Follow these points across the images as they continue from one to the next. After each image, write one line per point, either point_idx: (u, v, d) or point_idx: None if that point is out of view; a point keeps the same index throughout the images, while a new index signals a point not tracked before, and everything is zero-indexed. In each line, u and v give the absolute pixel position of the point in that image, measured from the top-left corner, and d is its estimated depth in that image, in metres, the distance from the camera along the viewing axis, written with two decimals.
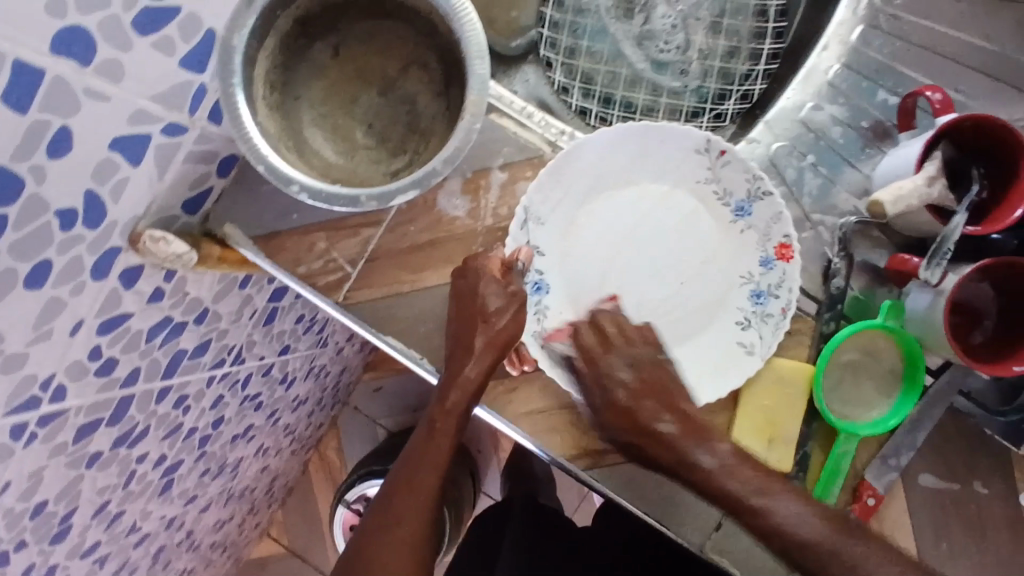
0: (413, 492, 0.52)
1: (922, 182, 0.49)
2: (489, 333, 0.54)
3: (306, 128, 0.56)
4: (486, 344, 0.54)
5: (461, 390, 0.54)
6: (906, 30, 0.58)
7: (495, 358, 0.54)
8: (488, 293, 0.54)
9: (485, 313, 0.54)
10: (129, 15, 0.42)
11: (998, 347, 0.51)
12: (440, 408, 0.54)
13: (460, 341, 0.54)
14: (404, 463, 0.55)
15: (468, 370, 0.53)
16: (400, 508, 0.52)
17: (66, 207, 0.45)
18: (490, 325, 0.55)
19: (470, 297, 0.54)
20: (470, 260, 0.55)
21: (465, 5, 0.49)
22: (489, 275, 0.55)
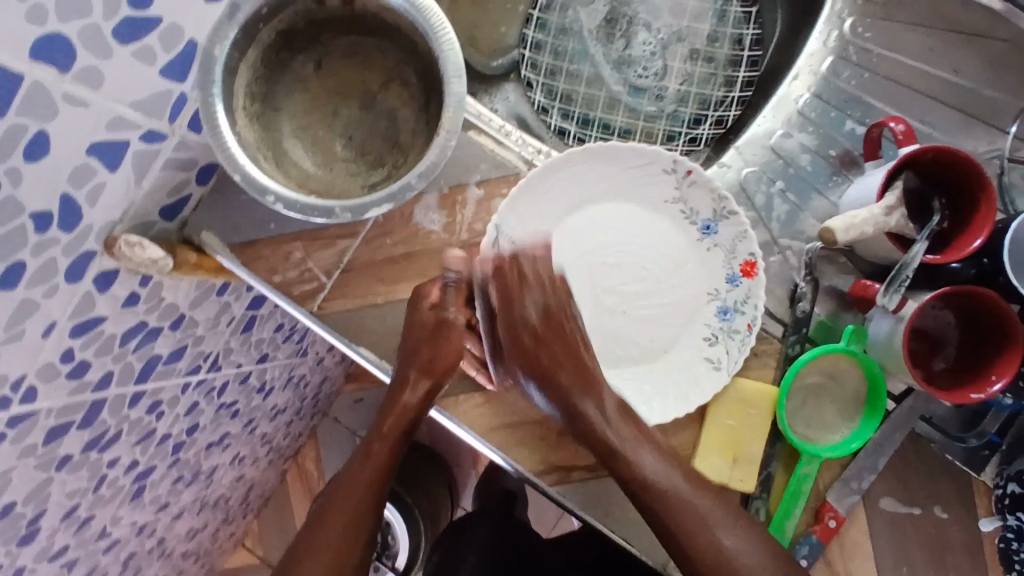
0: (345, 511, 0.56)
1: (880, 212, 0.50)
2: (439, 355, 0.57)
3: (286, 139, 0.57)
4: (422, 371, 0.57)
5: (399, 415, 0.59)
6: (874, 63, 0.60)
7: (431, 385, 0.57)
8: (427, 318, 0.57)
9: (435, 336, 0.58)
10: (110, 24, 0.43)
11: (958, 373, 0.52)
12: (378, 432, 0.60)
13: (401, 367, 0.58)
14: (341, 480, 0.58)
15: (406, 398, 0.58)
16: (331, 527, 0.55)
17: (41, 210, 0.45)
18: (432, 349, 0.58)
19: (412, 321, 0.57)
20: (418, 286, 0.57)
21: (444, 25, 0.51)
22: (433, 300, 0.57)
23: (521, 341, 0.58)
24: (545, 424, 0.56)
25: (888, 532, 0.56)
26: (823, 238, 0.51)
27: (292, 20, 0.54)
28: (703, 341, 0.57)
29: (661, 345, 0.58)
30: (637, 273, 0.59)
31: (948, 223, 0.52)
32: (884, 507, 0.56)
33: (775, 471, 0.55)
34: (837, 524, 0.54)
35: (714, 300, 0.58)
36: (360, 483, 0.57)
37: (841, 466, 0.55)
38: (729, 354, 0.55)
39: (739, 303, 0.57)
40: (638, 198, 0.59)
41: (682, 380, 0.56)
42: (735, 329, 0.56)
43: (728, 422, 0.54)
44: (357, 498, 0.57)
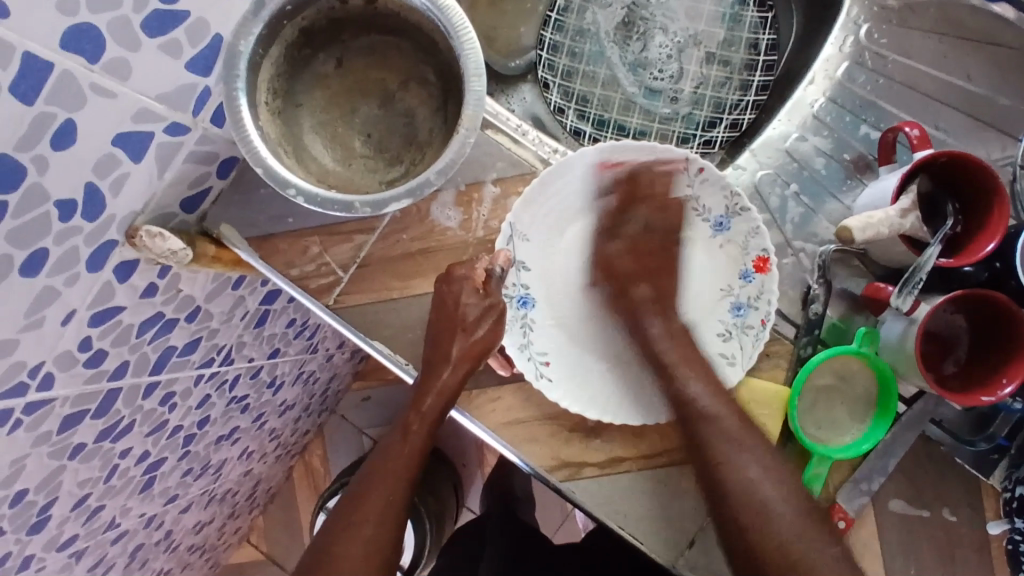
0: (382, 497, 0.54)
1: (895, 213, 0.50)
2: (469, 341, 0.56)
3: (306, 135, 0.58)
4: (464, 353, 0.56)
5: (438, 395, 0.56)
6: (889, 69, 0.60)
7: (470, 367, 0.56)
8: (468, 304, 0.55)
9: (465, 323, 0.56)
10: (138, 17, 0.44)
11: (968, 376, 0.53)
12: (417, 411, 0.57)
13: (439, 348, 0.56)
14: (374, 467, 0.56)
15: (445, 377, 0.56)
16: (368, 515, 0.53)
17: (65, 198, 0.46)
18: (469, 334, 0.56)
19: (451, 305, 0.55)
20: (452, 268, 0.56)
21: (466, 24, 0.51)
22: (472, 286, 0.55)
23: (533, 335, 0.58)
24: (557, 420, 0.56)
25: (896, 534, 0.56)
26: (841, 236, 0.52)
27: (315, 17, 0.55)
28: (717, 336, 0.58)
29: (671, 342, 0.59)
30: (643, 271, 0.60)
31: (961, 227, 0.52)
32: (892, 509, 0.56)
33: None
34: (847, 525, 0.54)
35: (727, 296, 0.58)
36: (399, 469, 0.55)
37: (851, 468, 0.55)
38: (743, 349, 0.56)
39: (753, 299, 0.57)
40: (647, 196, 0.60)
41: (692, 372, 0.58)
42: (749, 324, 0.56)
43: None
44: (392, 484, 0.55)
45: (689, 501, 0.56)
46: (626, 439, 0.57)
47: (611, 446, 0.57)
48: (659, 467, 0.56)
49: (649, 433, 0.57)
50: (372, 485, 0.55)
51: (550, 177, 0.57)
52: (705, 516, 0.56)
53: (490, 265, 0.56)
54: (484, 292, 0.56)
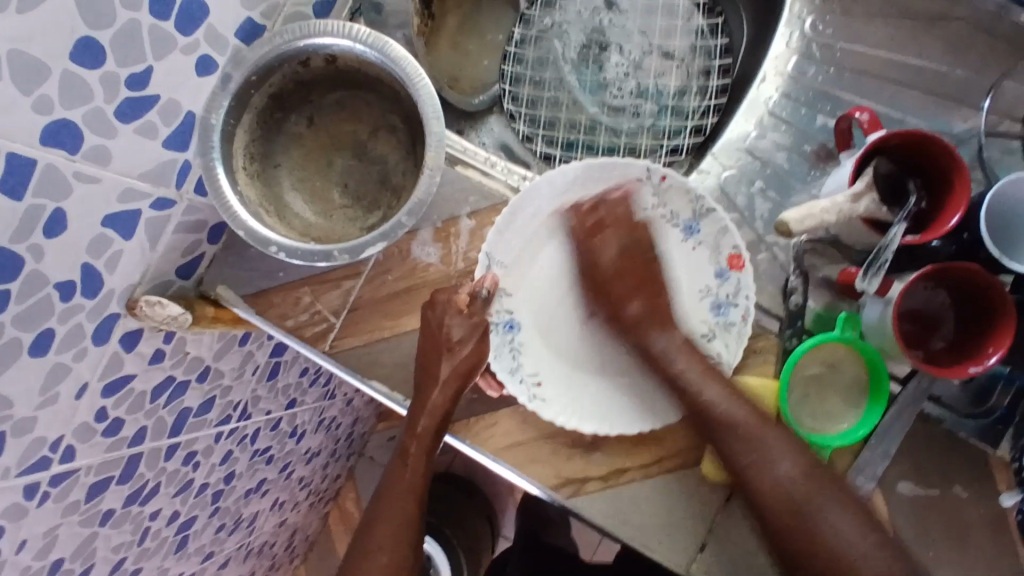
0: (395, 520, 0.58)
1: (847, 200, 0.51)
2: (455, 362, 0.58)
3: (286, 193, 0.61)
4: (452, 372, 0.58)
5: (430, 416, 0.58)
6: (838, 57, 0.61)
7: (460, 385, 0.58)
8: (452, 324, 0.57)
9: (449, 342, 0.58)
10: (112, 106, 0.47)
11: (958, 350, 0.53)
12: (413, 434, 0.59)
13: (428, 370, 0.58)
14: (383, 491, 0.60)
15: (434, 398, 0.57)
16: (381, 538, 0.58)
17: (64, 280, 0.49)
18: (456, 352, 0.58)
19: (434, 330, 0.57)
20: (435, 293, 0.58)
21: (419, 71, 0.54)
22: (455, 306, 0.57)
23: (523, 360, 0.59)
24: (555, 437, 0.58)
25: (908, 516, 0.56)
26: (783, 231, 0.53)
27: (280, 83, 0.58)
28: (703, 338, 0.60)
29: None
30: (618, 280, 0.61)
31: (926, 203, 0.53)
32: (901, 491, 0.56)
33: None
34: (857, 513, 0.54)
35: (707, 296, 0.60)
36: (406, 488, 0.59)
37: (853, 454, 0.56)
38: (727, 347, 0.58)
39: (731, 295, 0.58)
40: (616, 209, 0.61)
41: None
42: (731, 322, 0.58)
43: None
44: (404, 506, 0.59)
45: (695, 503, 0.56)
46: (625, 448, 0.58)
47: (609, 458, 0.57)
48: (661, 474, 0.57)
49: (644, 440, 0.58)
50: (383, 512, 0.59)
51: (518, 205, 0.59)
52: (713, 518, 0.56)
53: (471, 286, 0.58)
54: (468, 313, 0.58)
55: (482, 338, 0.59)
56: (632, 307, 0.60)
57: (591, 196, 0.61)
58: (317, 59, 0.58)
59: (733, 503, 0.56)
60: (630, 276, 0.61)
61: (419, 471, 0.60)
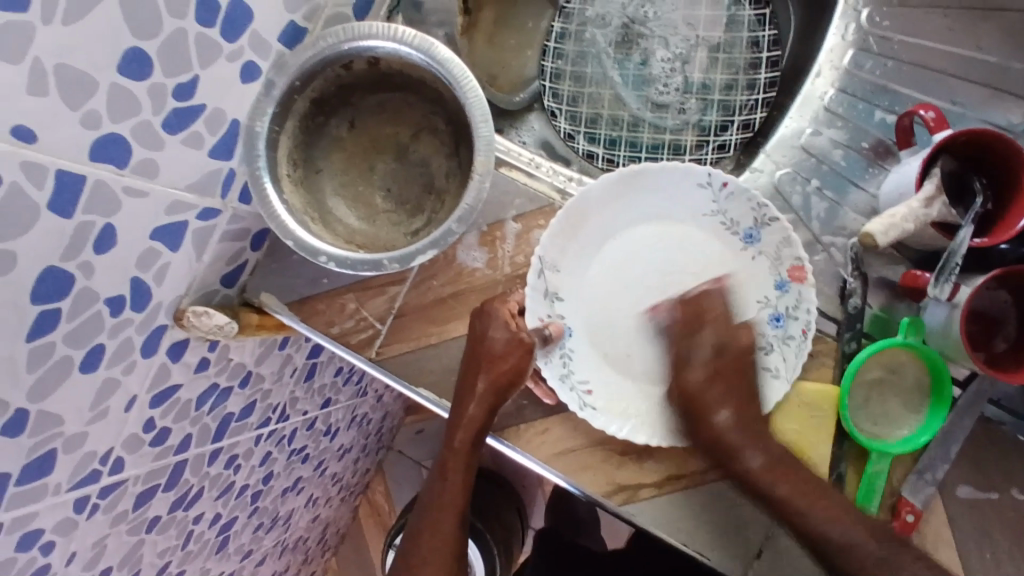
0: (435, 537, 0.59)
1: (919, 205, 0.49)
2: (494, 372, 0.57)
3: (329, 198, 0.60)
4: (490, 385, 0.57)
5: (466, 430, 0.58)
6: (897, 49, 0.59)
7: (497, 399, 0.57)
8: (495, 334, 0.57)
9: (492, 354, 0.57)
10: (159, 118, 0.46)
11: (1022, 352, 0.51)
12: (451, 449, 0.59)
13: (467, 382, 0.57)
14: (423, 509, 0.60)
15: (470, 411, 0.57)
16: (427, 548, 0.59)
17: (114, 295, 0.49)
18: (496, 364, 0.57)
19: (478, 339, 0.57)
20: (486, 303, 0.58)
21: (465, 73, 0.53)
22: (505, 314, 0.57)
23: (574, 366, 0.59)
24: (607, 444, 0.57)
25: (968, 519, 0.55)
26: (863, 242, 0.51)
27: (323, 86, 0.57)
28: (759, 350, 0.57)
29: None
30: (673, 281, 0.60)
31: (992, 203, 0.51)
32: (961, 496, 0.55)
33: (846, 471, 0.55)
34: (916, 518, 0.54)
35: (765, 308, 0.58)
36: (448, 502, 0.59)
37: (913, 460, 0.55)
38: (787, 362, 0.56)
39: (791, 309, 0.57)
40: (673, 211, 0.60)
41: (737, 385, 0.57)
42: (791, 335, 0.56)
43: (792, 428, 0.55)
44: (445, 523, 0.59)
45: (752, 510, 0.56)
46: (678, 455, 0.57)
47: (664, 465, 0.57)
48: (715, 481, 0.56)
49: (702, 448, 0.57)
50: (427, 535, 0.59)
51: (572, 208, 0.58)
52: (770, 524, 0.56)
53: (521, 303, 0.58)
54: (515, 326, 0.57)
55: (526, 353, 0.57)
56: (702, 352, 0.56)
57: (645, 199, 0.60)
58: (360, 62, 0.56)
59: None
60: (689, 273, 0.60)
61: (459, 481, 0.60)
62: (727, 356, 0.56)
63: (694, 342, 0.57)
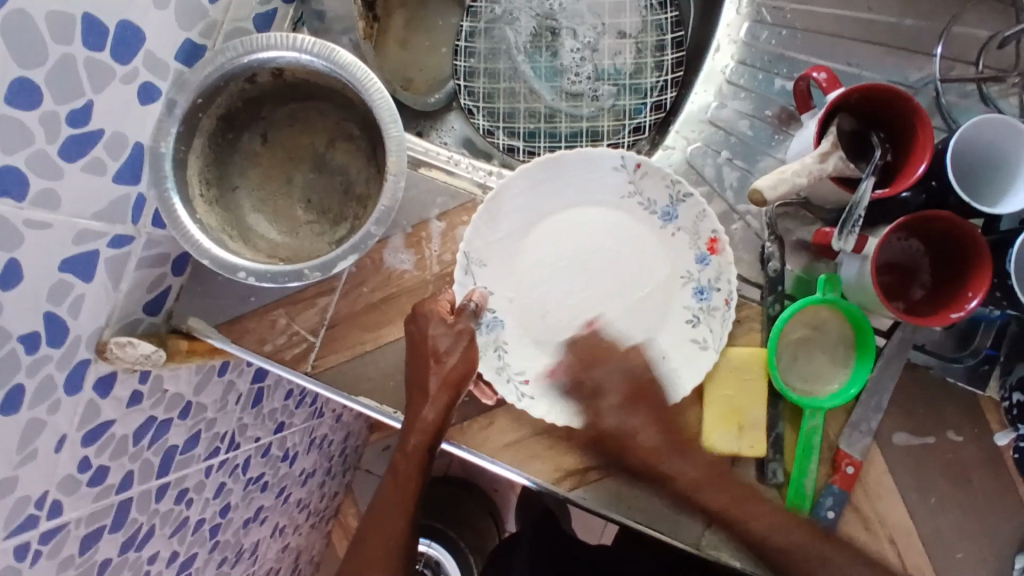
0: (382, 539, 0.58)
1: (814, 161, 0.51)
2: (444, 372, 0.55)
3: (248, 215, 0.59)
4: (441, 385, 0.55)
5: (421, 434, 0.56)
6: (790, 18, 0.61)
7: (450, 398, 0.55)
8: (437, 334, 0.55)
9: (437, 353, 0.55)
10: (55, 146, 0.45)
11: (935, 297, 0.53)
12: (404, 453, 0.57)
13: (416, 384, 0.56)
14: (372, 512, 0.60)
15: (425, 414, 0.55)
16: (374, 552, 0.58)
17: (28, 331, 0.47)
18: (443, 363, 0.55)
19: (420, 339, 0.56)
20: (417, 306, 0.57)
21: (370, 76, 0.53)
22: (440, 314, 0.56)
23: (509, 358, 0.59)
24: (551, 432, 0.57)
25: (906, 465, 0.57)
26: (754, 199, 0.52)
27: (229, 102, 0.56)
28: (687, 323, 0.59)
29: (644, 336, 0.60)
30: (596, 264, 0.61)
31: (891, 155, 0.53)
32: (896, 443, 0.57)
33: (784, 431, 0.56)
34: (856, 469, 0.55)
35: (689, 282, 0.59)
36: (399, 507, 0.59)
37: (846, 413, 0.57)
38: (714, 331, 0.57)
39: (713, 280, 0.58)
40: (595, 196, 0.61)
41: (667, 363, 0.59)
42: (714, 306, 0.58)
43: (725, 393, 0.56)
44: (391, 530, 0.58)
45: None
46: None
47: None
48: None
49: None
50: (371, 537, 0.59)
51: (495, 202, 0.59)
52: None
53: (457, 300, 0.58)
54: (453, 321, 0.57)
55: (470, 344, 0.57)
56: (612, 396, 0.56)
57: (566, 187, 0.61)
58: (264, 74, 0.56)
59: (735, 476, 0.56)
60: (650, 400, 0.56)
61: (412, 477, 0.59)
62: (636, 381, 0.57)
63: (593, 372, 0.58)
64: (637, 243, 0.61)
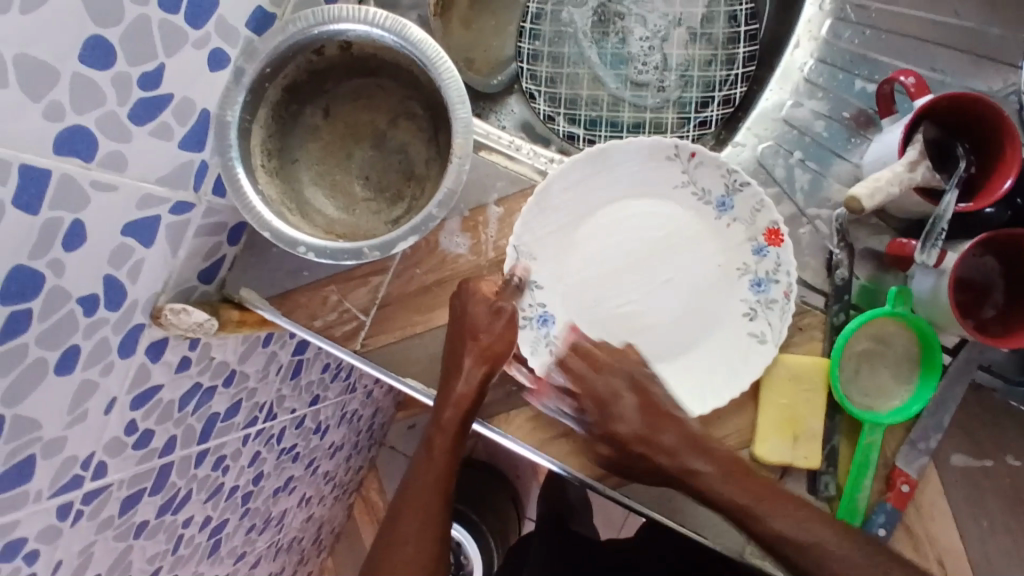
0: (416, 517, 0.55)
1: (903, 169, 0.49)
2: (483, 347, 0.56)
3: (306, 189, 0.59)
4: (477, 359, 0.55)
5: (455, 408, 0.55)
6: (874, 18, 0.59)
7: (488, 371, 0.55)
8: (475, 310, 0.56)
9: (475, 329, 0.55)
10: (126, 109, 0.45)
11: (1008, 319, 0.51)
12: (437, 425, 0.56)
13: (453, 361, 0.56)
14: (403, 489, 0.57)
15: (459, 388, 0.55)
16: (407, 532, 0.55)
17: (87, 294, 0.47)
18: (482, 340, 0.56)
19: (460, 316, 0.56)
20: (462, 283, 0.57)
21: (441, 54, 0.52)
22: (481, 295, 0.56)
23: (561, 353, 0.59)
24: None
25: (963, 488, 0.55)
26: (849, 207, 0.49)
27: (295, 74, 0.56)
28: (743, 318, 0.58)
29: (699, 330, 0.58)
30: (648, 257, 0.59)
31: (975, 167, 0.51)
32: (953, 464, 0.55)
33: (839, 443, 0.55)
34: (911, 488, 0.54)
35: (745, 275, 0.58)
36: (431, 484, 0.56)
37: (905, 430, 0.55)
38: (772, 326, 0.56)
39: (771, 272, 0.57)
40: (648, 186, 0.60)
41: (718, 358, 0.57)
42: (773, 299, 0.57)
43: (783, 402, 0.54)
44: (426, 503, 0.56)
45: None
46: None
47: None
48: None
49: (695, 426, 0.56)
50: (402, 512, 0.56)
51: (547, 191, 0.57)
52: None
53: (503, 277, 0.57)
54: (495, 300, 0.56)
55: (509, 323, 0.57)
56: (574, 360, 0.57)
57: (620, 175, 0.59)
58: (332, 47, 0.55)
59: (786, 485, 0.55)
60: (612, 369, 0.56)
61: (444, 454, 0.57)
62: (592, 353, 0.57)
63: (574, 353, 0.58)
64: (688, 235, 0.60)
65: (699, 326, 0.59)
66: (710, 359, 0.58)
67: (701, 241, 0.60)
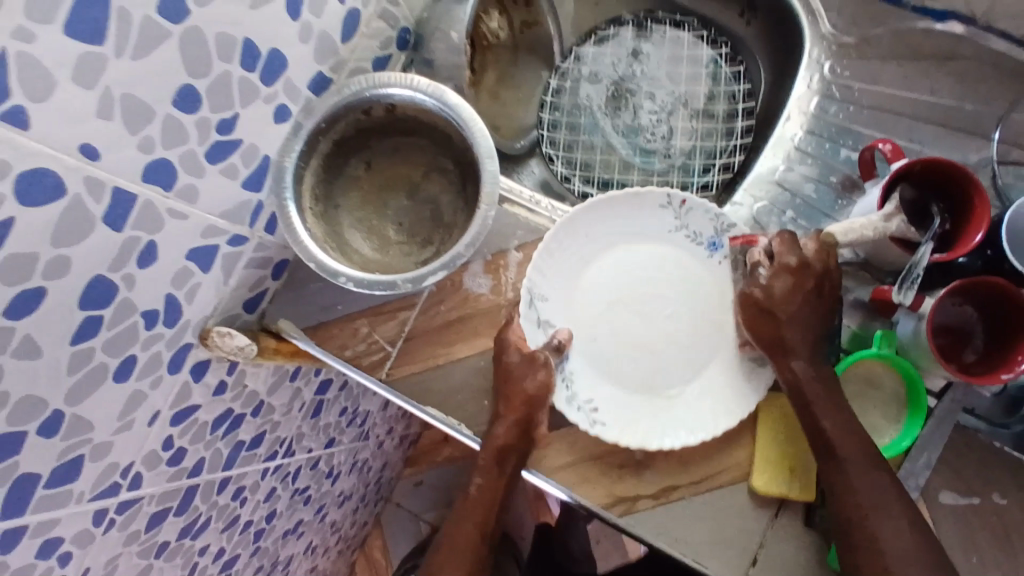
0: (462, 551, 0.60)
1: (879, 219, 0.55)
2: (516, 390, 0.60)
3: (346, 230, 0.65)
4: (512, 405, 0.60)
5: (492, 450, 0.60)
6: (856, 96, 0.67)
7: (521, 416, 0.60)
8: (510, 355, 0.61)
9: (510, 375, 0.60)
10: (203, 148, 0.52)
11: (990, 361, 0.55)
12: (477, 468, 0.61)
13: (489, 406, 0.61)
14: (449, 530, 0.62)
15: (496, 431, 0.60)
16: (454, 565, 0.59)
17: (149, 309, 0.53)
18: (515, 384, 0.60)
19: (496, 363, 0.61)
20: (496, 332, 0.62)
21: (474, 116, 0.59)
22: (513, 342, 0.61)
23: (575, 387, 0.62)
24: (602, 459, 0.60)
25: (954, 526, 0.58)
26: (826, 240, 0.58)
27: (345, 130, 0.64)
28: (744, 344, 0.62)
29: (701, 360, 0.63)
30: (648, 297, 0.65)
31: (949, 224, 0.57)
32: (944, 502, 0.58)
33: None
34: None
35: None
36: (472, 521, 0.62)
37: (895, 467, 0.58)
38: None
39: None
40: (643, 236, 0.66)
41: (722, 385, 0.62)
42: None
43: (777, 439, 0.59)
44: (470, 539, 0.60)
45: (744, 520, 0.58)
46: (673, 468, 0.60)
47: (660, 476, 0.60)
48: (710, 491, 0.59)
49: (694, 459, 0.60)
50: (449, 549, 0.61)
51: (551, 244, 0.63)
52: (764, 532, 0.58)
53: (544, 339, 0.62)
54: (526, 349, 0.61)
55: (547, 370, 0.61)
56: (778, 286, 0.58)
57: (618, 225, 0.66)
58: (378, 108, 0.63)
59: (782, 518, 0.58)
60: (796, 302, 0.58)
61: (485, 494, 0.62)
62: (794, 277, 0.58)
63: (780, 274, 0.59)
64: (685, 279, 0.65)
65: (702, 353, 0.63)
66: (719, 390, 0.62)
67: (697, 283, 0.65)
